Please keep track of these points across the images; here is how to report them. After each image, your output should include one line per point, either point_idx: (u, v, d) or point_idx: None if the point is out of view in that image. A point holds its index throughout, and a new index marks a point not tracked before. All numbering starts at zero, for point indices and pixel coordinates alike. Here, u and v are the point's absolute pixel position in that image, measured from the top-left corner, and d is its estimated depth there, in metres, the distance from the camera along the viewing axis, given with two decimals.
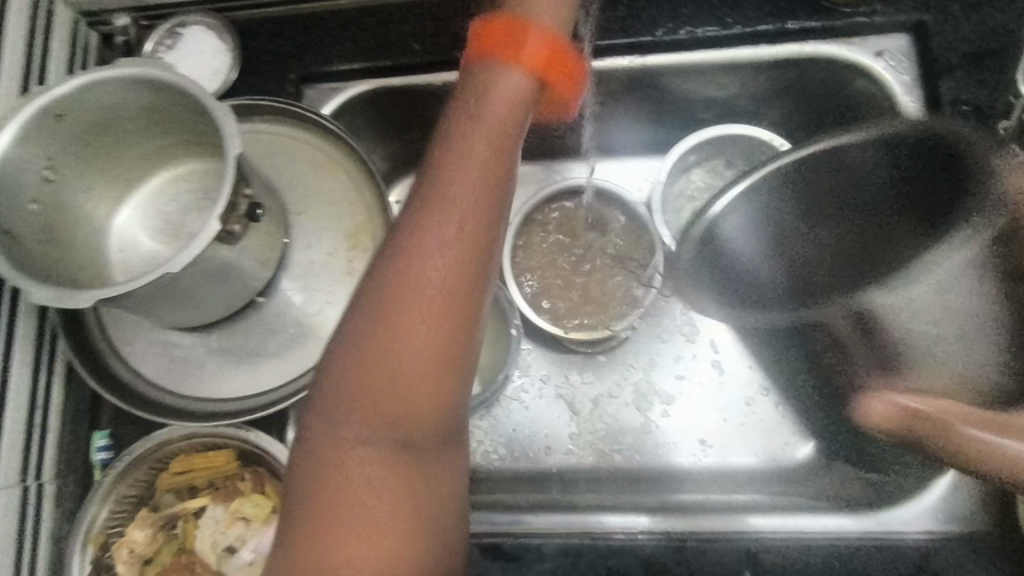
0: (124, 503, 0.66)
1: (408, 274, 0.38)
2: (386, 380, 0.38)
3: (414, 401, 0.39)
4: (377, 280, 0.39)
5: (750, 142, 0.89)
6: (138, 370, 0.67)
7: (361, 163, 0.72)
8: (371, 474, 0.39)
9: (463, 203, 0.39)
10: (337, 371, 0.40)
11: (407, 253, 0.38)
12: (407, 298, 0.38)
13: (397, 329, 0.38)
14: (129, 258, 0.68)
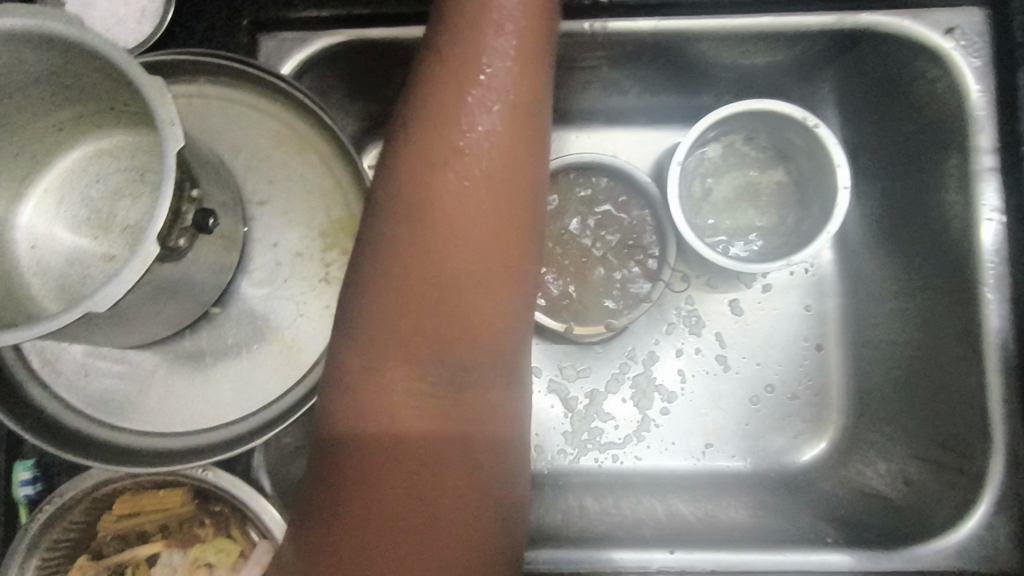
0: (56, 550, 0.56)
1: (457, 194, 0.37)
2: (428, 312, 0.37)
3: (458, 325, 0.37)
4: (416, 210, 0.38)
5: (777, 121, 0.80)
6: (62, 396, 0.55)
7: (336, 142, 0.59)
8: (419, 423, 0.37)
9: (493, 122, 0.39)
10: (372, 324, 0.37)
11: (446, 180, 0.38)
12: (445, 230, 0.37)
13: (445, 254, 0.37)
14: (44, 255, 0.55)
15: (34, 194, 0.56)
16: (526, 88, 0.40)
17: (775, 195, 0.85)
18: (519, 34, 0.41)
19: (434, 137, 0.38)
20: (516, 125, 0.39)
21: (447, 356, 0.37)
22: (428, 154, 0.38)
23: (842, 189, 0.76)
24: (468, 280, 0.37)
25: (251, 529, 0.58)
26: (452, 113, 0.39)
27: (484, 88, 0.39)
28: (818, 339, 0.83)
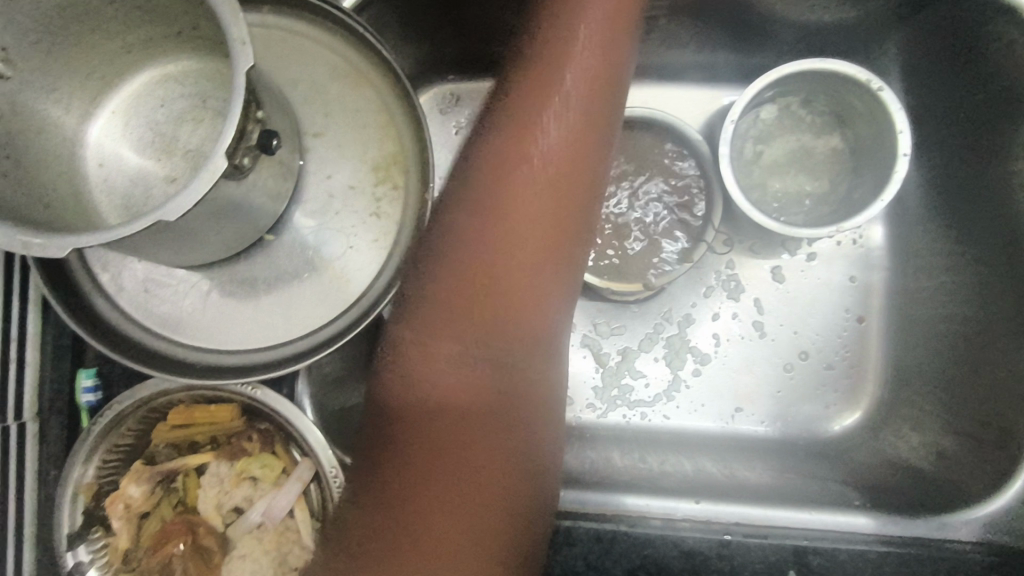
0: (114, 454, 0.60)
1: (522, 196, 0.45)
2: (486, 292, 0.45)
3: (510, 305, 0.45)
4: (484, 202, 0.45)
5: (837, 84, 0.78)
6: (124, 310, 0.57)
7: (394, 79, 0.60)
8: (468, 393, 0.44)
9: (563, 130, 0.45)
10: (437, 297, 0.45)
11: (517, 177, 0.45)
12: (511, 223, 0.45)
13: (504, 250, 0.45)
14: (112, 176, 0.57)
15: (103, 114, 0.58)
16: (597, 104, 0.47)
17: (828, 162, 0.83)
18: (602, 56, 0.47)
19: (514, 136, 0.45)
20: (581, 135, 0.46)
21: (499, 332, 0.45)
22: (501, 157, 0.45)
23: (902, 156, 0.73)
24: (519, 271, 0.45)
25: (294, 447, 0.61)
26: (527, 121, 0.45)
27: (565, 99, 0.46)
28: (856, 309, 0.82)
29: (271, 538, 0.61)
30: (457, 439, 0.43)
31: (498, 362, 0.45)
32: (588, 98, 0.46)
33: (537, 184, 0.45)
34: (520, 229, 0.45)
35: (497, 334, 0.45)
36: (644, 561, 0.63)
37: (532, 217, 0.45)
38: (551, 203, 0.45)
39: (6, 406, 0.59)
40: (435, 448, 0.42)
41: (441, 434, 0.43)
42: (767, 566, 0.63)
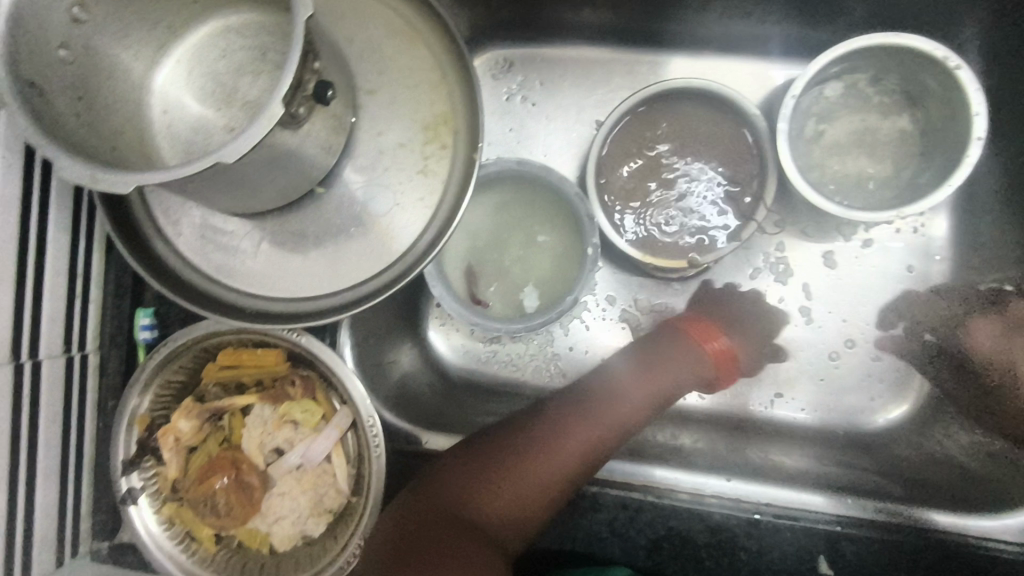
0: (167, 390, 0.64)
1: (523, 473, 0.59)
2: (496, 491, 0.58)
3: (500, 499, 0.58)
4: (528, 436, 0.62)
5: (909, 63, 0.74)
6: (178, 252, 0.59)
7: (449, 38, 0.60)
8: (456, 545, 0.54)
9: (554, 465, 0.60)
10: (470, 463, 0.60)
11: (516, 478, 0.59)
12: (523, 461, 0.60)
13: (519, 466, 0.59)
14: (174, 123, 0.59)
15: (168, 63, 0.59)
16: (608, 434, 0.65)
17: (895, 145, 0.79)
18: (648, 387, 0.70)
19: (580, 424, 0.64)
20: (573, 458, 0.62)
21: (497, 507, 0.58)
22: (555, 417, 0.64)
23: (976, 140, 0.70)
24: (506, 498, 0.58)
25: (333, 394, 0.64)
26: (553, 423, 0.63)
27: (590, 412, 0.65)
28: (907, 306, 0.79)
29: (309, 480, 0.64)
30: (495, 471, 0.59)
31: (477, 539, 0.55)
32: (587, 441, 0.63)
33: (532, 480, 0.60)
34: (508, 496, 0.59)
35: (523, 484, 0.59)
36: (669, 532, 0.65)
37: (551, 447, 0.61)
38: (602, 422, 0.65)
39: (70, 337, 0.63)
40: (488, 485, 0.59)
41: (499, 468, 0.60)
42: (794, 550, 0.65)
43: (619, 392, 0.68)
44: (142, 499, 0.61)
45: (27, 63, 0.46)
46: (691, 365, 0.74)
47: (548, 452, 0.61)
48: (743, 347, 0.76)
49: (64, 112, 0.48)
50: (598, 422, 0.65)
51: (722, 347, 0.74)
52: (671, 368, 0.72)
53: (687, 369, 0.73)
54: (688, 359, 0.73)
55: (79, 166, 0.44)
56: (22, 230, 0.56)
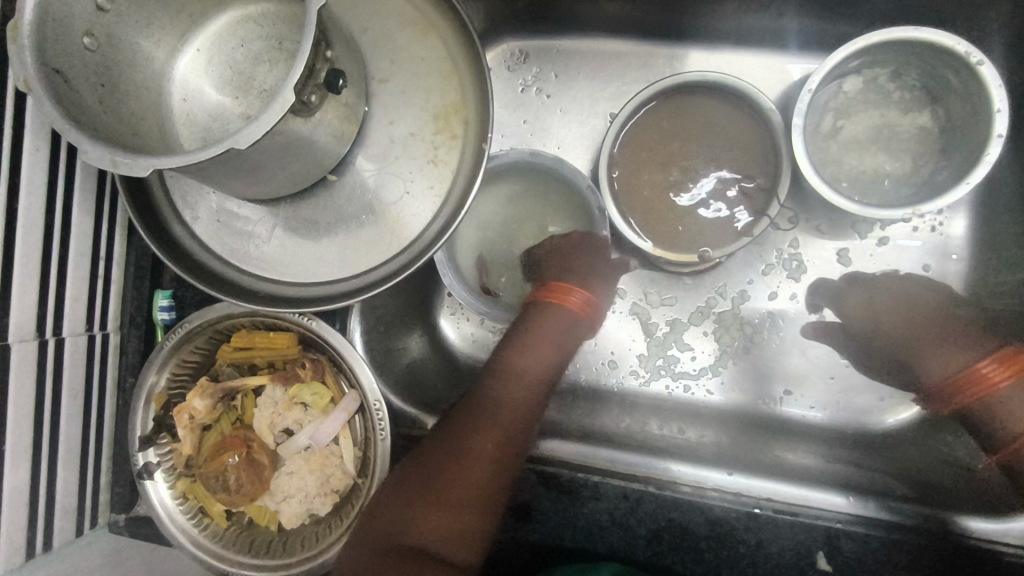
0: (183, 369, 0.66)
1: (452, 485, 0.61)
2: (432, 503, 0.59)
3: (443, 513, 0.59)
4: (452, 447, 0.63)
5: (931, 58, 0.72)
6: (195, 235, 0.61)
7: (461, 27, 0.60)
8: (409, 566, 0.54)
9: (481, 468, 0.62)
10: (400, 483, 0.60)
11: (446, 487, 0.60)
12: (452, 473, 0.61)
13: (445, 475, 0.61)
14: (194, 111, 0.61)
15: (188, 52, 0.61)
16: (517, 424, 0.67)
17: (914, 141, 0.78)
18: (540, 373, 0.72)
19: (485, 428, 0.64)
20: (499, 458, 0.64)
21: (441, 522, 0.59)
22: (469, 422, 0.65)
23: (997, 138, 0.68)
24: (446, 510, 0.60)
25: (343, 377, 0.66)
26: (470, 429, 0.64)
27: (500, 407, 0.67)
28: (839, 305, 0.77)
29: (317, 461, 0.66)
30: (426, 483, 0.60)
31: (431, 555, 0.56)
32: (503, 435, 0.65)
33: (464, 489, 0.61)
34: (448, 508, 0.60)
35: (459, 493, 0.61)
36: (669, 524, 0.65)
37: (479, 455, 0.63)
38: (510, 413, 0.67)
39: (92, 317, 0.65)
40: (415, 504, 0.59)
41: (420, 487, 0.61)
42: (793, 545, 0.65)
43: (510, 381, 0.70)
44: (157, 475, 0.64)
45: (54, 51, 0.47)
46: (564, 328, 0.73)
47: (473, 457, 0.62)
48: (597, 300, 0.77)
49: (87, 98, 0.50)
50: (505, 414, 0.67)
51: (583, 300, 0.75)
52: (559, 342, 0.73)
53: (557, 332, 0.73)
54: (556, 321, 0.73)
55: (100, 149, 0.46)
56: (48, 212, 0.58)
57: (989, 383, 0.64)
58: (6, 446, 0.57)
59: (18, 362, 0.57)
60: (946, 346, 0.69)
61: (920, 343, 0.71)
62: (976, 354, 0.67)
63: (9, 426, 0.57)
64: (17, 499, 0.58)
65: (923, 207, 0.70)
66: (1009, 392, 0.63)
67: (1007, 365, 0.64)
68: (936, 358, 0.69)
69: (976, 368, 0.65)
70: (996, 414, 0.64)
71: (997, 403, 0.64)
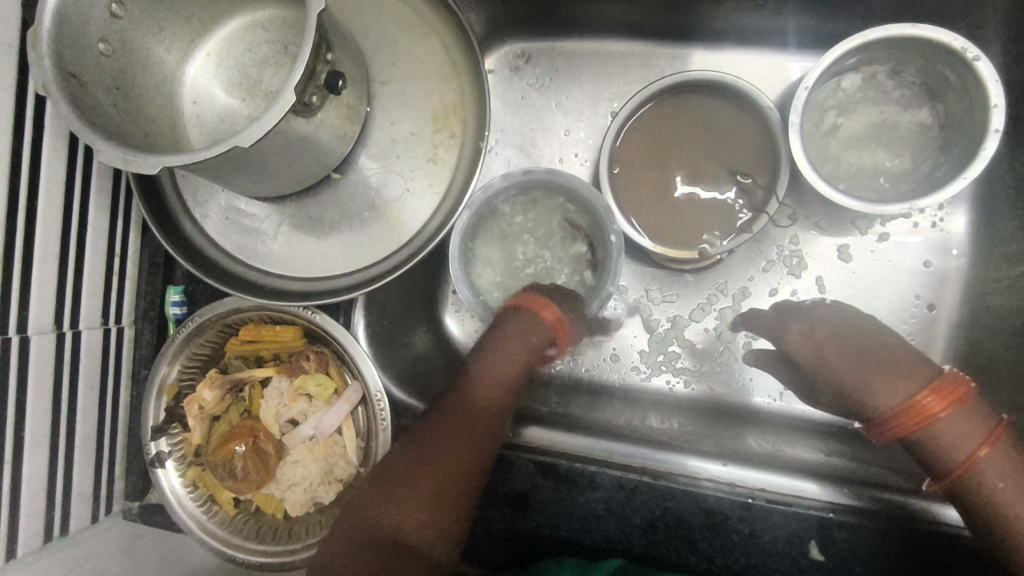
0: (193, 362, 0.68)
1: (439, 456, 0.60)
2: (420, 472, 0.59)
3: (427, 480, 0.59)
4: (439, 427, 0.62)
5: (928, 55, 0.73)
6: (206, 233, 0.64)
7: (459, 31, 0.62)
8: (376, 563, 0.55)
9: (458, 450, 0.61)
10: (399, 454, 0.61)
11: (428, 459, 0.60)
12: (437, 453, 0.60)
13: (433, 449, 0.61)
14: (204, 113, 0.63)
15: (198, 57, 0.63)
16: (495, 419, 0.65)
17: (914, 138, 0.79)
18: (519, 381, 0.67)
19: (463, 415, 0.63)
20: (477, 441, 0.63)
21: (426, 489, 0.59)
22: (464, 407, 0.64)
23: (994, 133, 0.69)
24: (427, 475, 0.59)
25: (346, 369, 0.68)
26: (454, 417, 0.63)
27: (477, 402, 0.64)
28: (777, 336, 0.69)
29: (321, 451, 0.68)
30: (416, 454, 0.61)
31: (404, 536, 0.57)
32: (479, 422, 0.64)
33: (446, 461, 0.60)
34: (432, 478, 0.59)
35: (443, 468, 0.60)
36: (664, 513, 0.66)
37: (460, 440, 0.62)
38: (483, 406, 0.65)
39: (108, 312, 0.68)
40: (411, 468, 0.60)
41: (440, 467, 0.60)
42: (787, 534, 0.65)
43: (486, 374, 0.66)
44: (168, 463, 0.67)
45: (71, 56, 0.50)
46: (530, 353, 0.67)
47: (454, 438, 0.62)
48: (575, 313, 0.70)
49: (102, 101, 0.53)
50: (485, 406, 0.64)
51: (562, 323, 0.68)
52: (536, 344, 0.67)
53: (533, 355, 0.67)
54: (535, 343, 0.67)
55: (111, 148, 0.48)
56: (66, 210, 0.61)
57: (928, 413, 0.59)
58: (27, 433, 0.59)
59: (37, 353, 0.60)
60: (883, 379, 0.62)
61: (863, 376, 0.63)
62: (914, 384, 0.61)
63: (29, 414, 0.59)
64: (36, 484, 0.61)
65: (919, 203, 0.71)
66: (947, 420, 0.59)
67: (943, 396, 0.59)
68: (878, 389, 0.62)
69: (917, 401, 0.60)
70: (935, 445, 0.60)
71: (934, 433, 0.59)
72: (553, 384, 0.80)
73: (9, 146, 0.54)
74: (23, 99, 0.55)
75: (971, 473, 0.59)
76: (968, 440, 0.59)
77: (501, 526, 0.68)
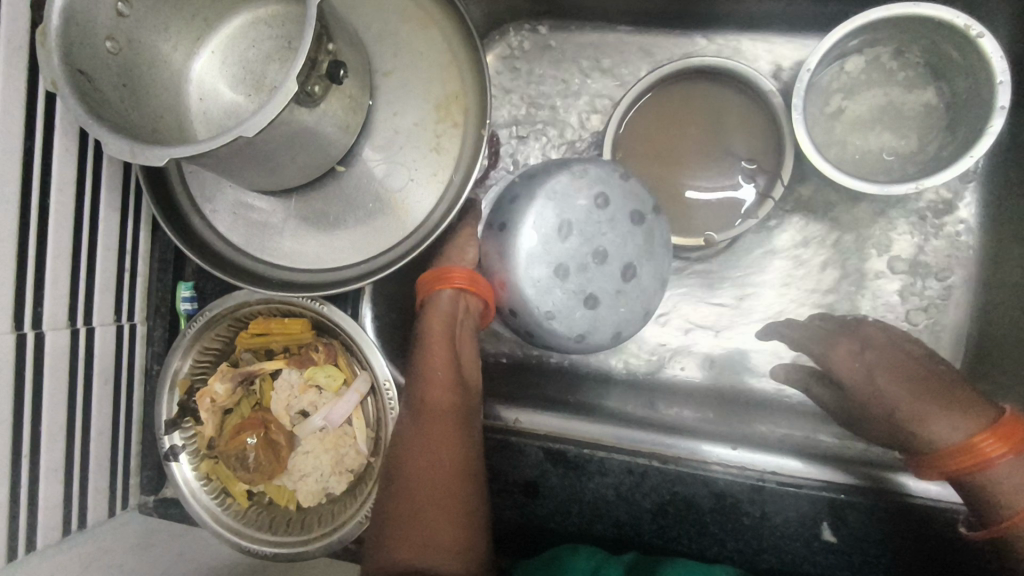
0: (205, 356, 0.69)
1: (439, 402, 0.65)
2: (432, 421, 0.64)
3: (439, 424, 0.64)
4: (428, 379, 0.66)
5: (931, 34, 0.72)
6: (214, 227, 0.64)
7: (459, 22, 0.63)
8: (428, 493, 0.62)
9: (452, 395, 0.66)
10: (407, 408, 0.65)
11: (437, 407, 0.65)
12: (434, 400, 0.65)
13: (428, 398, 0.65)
14: (210, 110, 0.64)
15: (203, 53, 0.64)
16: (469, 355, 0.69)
17: (920, 119, 0.78)
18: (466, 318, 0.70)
19: (444, 365, 0.67)
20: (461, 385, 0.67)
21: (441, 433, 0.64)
22: (438, 351, 0.67)
23: (1000, 109, 0.68)
24: (435, 421, 0.64)
25: (355, 360, 0.69)
26: (440, 362, 0.67)
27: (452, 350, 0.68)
28: (817, 351, 0.73)
29: (332, 441, 0.68)
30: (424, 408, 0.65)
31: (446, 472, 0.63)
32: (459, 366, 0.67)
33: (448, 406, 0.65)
34: (443, 423, 0.64)
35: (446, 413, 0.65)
36: (674, 497, 0.66)
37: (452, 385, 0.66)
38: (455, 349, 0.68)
39: (120, 309, 0.69)
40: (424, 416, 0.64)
41: (442, 409, 0.65)
42: (799, 516, 0.64)
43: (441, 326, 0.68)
44: (182, 456, 0.68)
45: (79, 53, 0.51)
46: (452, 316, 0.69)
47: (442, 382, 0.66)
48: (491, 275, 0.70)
49: (109, 97, 0.53)
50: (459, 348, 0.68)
51: (465, 278, 0.69)
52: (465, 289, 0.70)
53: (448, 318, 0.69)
54: (443, 306, 0.69)
55: (120, 142, 0.49)
56: (78, 208, 0.62)
57: (980, 457, 0.57)
58: (43, 427, 0.60)
59: (53, 349, 0.61)
60: (941, 418, 0.61)
61: (916, 409, 0.63)
62: (973, 424, 0.59)
63: (45, 409, 0.60)
64: (53, 478, 0.62)
65: (924, 183, 0.70)
66: (1005, 468, 0.56)
67: (1002, 440, 0.56)
68: (940, 427, 0.60)
69: (967, 444, 0.58)
70: (990, 491, 0.57)
71: (993, 479, 0.56)
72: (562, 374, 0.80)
73: (21, 145, 0.55)
74: (34, 98, 0.56)
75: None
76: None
77: (512, 514, 0.69)
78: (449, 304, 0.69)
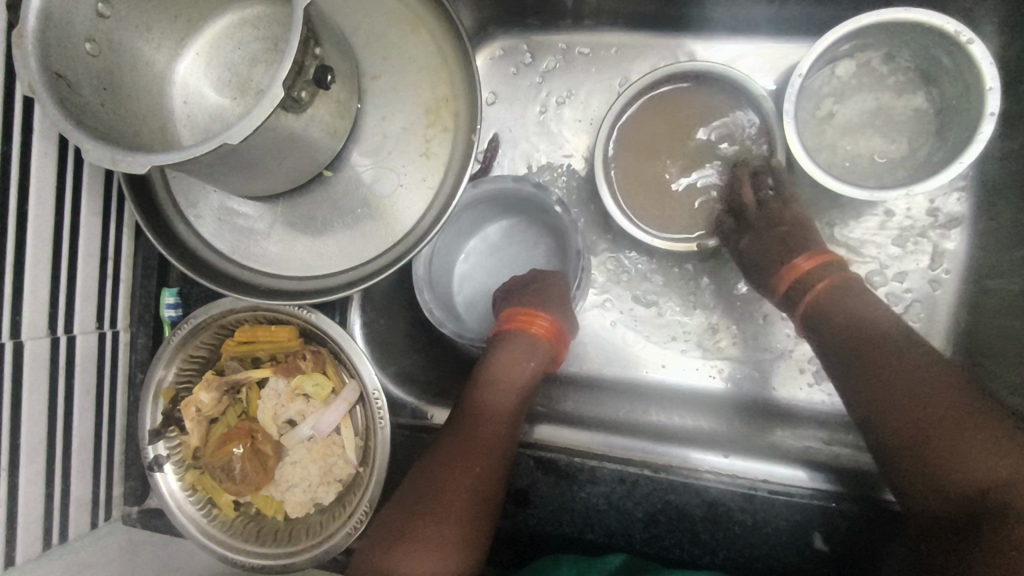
0: (190, 364, 0.68)
1: (491, 414, 0.64)
2: (480, 432, 0.63)
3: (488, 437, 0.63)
4: (487, 390, 0.64)
5: (921, 39, 0.72)
6: (199, 234, 0.63)
7: (448, 24, 0.62)
8: (456, 493, 0.60)
9: (506, 410, 0.64)
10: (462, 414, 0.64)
11: (490, 418, 0.63)
12: (488, 413, 0.64)
13: (483, 410, 0.64)
14: (194, 113, 0.63)
15: (187, 54, 0.62)
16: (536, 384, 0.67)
17: (910, 123, 0.78)
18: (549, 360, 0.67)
19: (509, 383, 0.64)
20: (519, 404, 0.65)
21: (487, 444, 0.62)
22: (506, 370, 0.65)
23: (989, 116, 0.68)
24: (484, 431, 0.63)
25: (343, 368, 0.67)
26: (504, 379, 0.64)
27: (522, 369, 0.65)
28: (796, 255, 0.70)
29: (319, 450, 0.67)
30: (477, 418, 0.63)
31: (478, 480, 0.60)
32: (523, 390, 0.65)
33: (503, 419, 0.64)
34: (491, 434, 0.63)
35: (495, 424, 0.63)
36: (667, 506, 0.66)
37: (509, 404, 0.64)
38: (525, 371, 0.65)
39: (102, 316, 0.68)
40: (472, 426, 0.63)
41: (494, 422, 0.63)
42: (792, 525, 0.64)
43: (518, 348, 0.66)
44: (167, 466, 0.67)
45: (56, 56, 0.50)
46: (526, 360, 0.66)
47: (500, 397, 0.64)
48: (566, 325, 0.69)
49: (89, 101, 0.52)
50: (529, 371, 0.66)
51: (549, 325, 0.67)
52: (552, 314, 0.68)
53: (531, 362, 0.66)
54: (526, 346, 0.66)
55: (100, 148, 0.48)
56: (57, 214, 0.60)
57: (797, 270, 0.68)
58: (21, 439, 0.59)
59: (32, 358, 0.59)
60: (792, 246, 0.70)
61: (780, 246, 0.71)
62: (798, 252, 0.70)
63: (24, 420, 0.59)
64: (33, 490, 0.60)
65: (915, 189, 0.69)
66: (819, 278, 0.67)
67: (817, 259, 0.68)
68: (776, 258, 0.70)
69: (795, 261, 0.69)
70: (799, 290, 0.68)
71: (806, 282, 0.67)
72: (552, 379, 0.79)
73: None
74: (10, 101, 0.54)
75: (818, 313, 0.66)
76: (852, 314, 0.63)
77: (506, 524, 0.68)
78: (534, 345, 0.66)
